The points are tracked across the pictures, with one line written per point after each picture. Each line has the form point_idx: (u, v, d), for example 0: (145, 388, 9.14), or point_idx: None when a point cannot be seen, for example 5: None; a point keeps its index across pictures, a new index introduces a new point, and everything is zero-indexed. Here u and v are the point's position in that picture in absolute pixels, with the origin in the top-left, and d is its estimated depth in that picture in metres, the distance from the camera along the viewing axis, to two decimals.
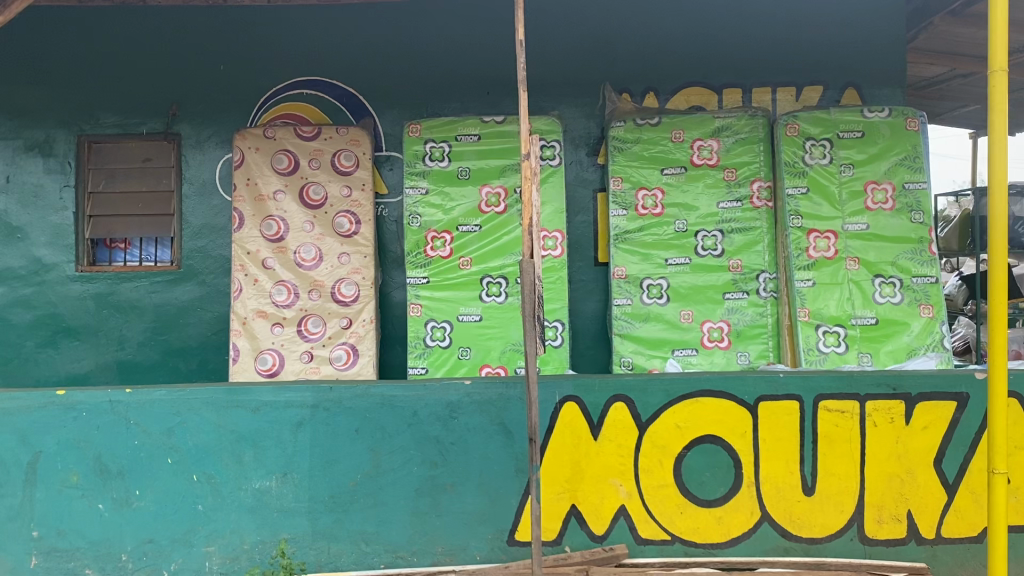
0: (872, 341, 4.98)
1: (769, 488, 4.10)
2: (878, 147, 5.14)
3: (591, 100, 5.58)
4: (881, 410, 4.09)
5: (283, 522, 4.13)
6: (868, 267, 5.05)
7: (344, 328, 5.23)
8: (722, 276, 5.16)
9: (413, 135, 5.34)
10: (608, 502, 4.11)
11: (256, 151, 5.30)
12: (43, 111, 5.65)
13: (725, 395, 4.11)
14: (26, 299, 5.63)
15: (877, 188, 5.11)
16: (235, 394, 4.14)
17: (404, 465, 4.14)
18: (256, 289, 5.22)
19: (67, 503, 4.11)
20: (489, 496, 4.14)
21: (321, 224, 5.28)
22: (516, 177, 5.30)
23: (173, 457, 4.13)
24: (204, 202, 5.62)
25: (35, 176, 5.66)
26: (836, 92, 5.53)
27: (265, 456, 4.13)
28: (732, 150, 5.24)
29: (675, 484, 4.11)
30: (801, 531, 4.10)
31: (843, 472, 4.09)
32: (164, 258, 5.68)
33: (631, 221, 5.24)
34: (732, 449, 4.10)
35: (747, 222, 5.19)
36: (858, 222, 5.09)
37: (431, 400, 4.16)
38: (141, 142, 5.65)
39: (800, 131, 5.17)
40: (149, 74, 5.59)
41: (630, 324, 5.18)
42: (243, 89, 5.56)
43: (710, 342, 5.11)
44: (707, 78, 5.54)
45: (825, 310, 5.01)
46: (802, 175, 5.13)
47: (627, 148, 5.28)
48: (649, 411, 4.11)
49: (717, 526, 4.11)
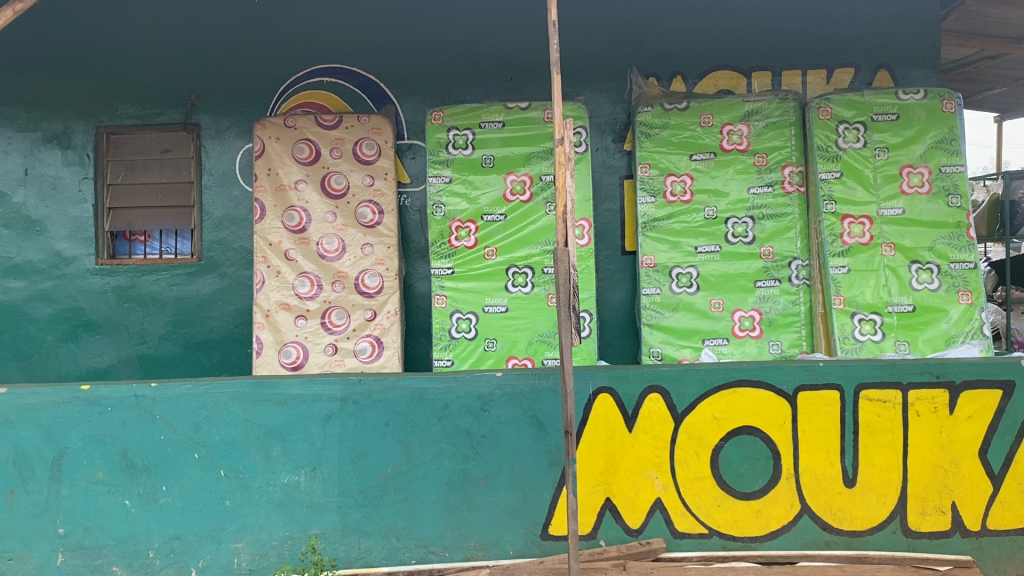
0: (909, 329, 4.87)
1: (809, 480, 4.00)
2: (913, 131, 5.02)
3: (618, 85, 5.47)
4: (924, 399, 3.99)
5: (313, 517, 4.05)
6: (904, 253, 4.93)
7: (368, 320, 5.15)
8: (753, 264, 5.05)
9: (436, 122, 5.23)
10: (644, 496, 4.01)
11: (277, 140, 5.22)
12: (61, 103, 5.58)
13: (763, 385, 4.01)
14: (46, 293, 5.56)
15: (913, 172, 4.99)
16: (262, 387, 4.07)
17: (435, 459, 4.06)
18: (279, 280, 5.14)
19: (93, 498, 4.04)
20: (522, 490, 4.05)
21: (344, 214, 5.19)
22: (541, 165, 5.20)
23: (201, 452, 4.06)
24: (224, 192, 5.54)
25: (54, 168, 5.60)
26: (868, 74, 5.39)
27: (293, 451, 4.06)
28: (763, 134, 5.11)
29: (712, 476, 4.01)
30: (841, 523, 4.00)
31: (886, 463, 3.99)
32: (185, 250, 5.60)
33: (659, 208, 5.13)
34: (770, 440, 4.00)
35: (779, 209, 5.07)
36: (893, 207, 4.97)
37: (461, 392, 4.08)
38: (160, 133, 5.58)
39: (833, 114, 5.05)
40: (167, 64, 5.50)
41: (659, 313, 5.08)
42: (263, 77, 5.48)
43: (741, 331, 5.01)
44: (736, 61, 5.41)
45: (861, 297, 4.90)
46: (835, 159, 5.01)
47: (655, 133, 5.17)
48: (685, 402, 4.01)
49: (756, 520, 4.00)
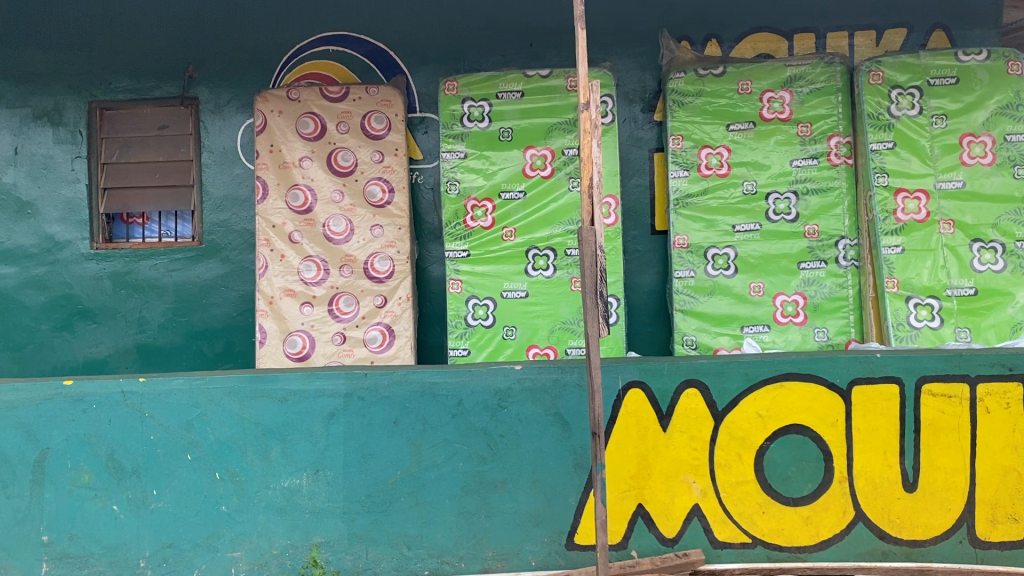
0: (970, 314, 4.42)
1: (865, 484, 3.59)
2: (974, 95, 4.55)
3: (647, 50, 5.03)
4: (995, 394, 3.55)
5: (316, 525, 3.70)
6: (964, 230, 4.48)
7: (378, 307, 4.77)
8: (797, 244, 4.63)
9: (449, 93, 4.82)
10: (680, 501, 3.62)
11: (279, 114, 4.83)
12: (51, 77, 5.24)
13: (812, 379, 3.60)
14: (39, 279, 5.25)
15: (974, 141, 4.53)
16: (259, 382, 3.72)
17: (449, 462, 3.69)
18: (283, 264, 4.79)
19: (78, 504, 3.73)
20: (544, 495, 3.67)
21: (352, 193, 4.81)
22: (563, 139, 4.78)
23: (193, 453, 3.72)
24: (225, 171, 5.17)
25: (45, 147, 5.27)
26: (922, 35, 4.90)
27: (294, 452, 3.71)
28: (807, 102, 4.67)
29: (757, 480, 3.61)
30: (900, 533, 3.59)
31: (951, 465, 3.57)
32: (185, 233, 5.26)
33: (693, 183, 4.71)
34: (821, 440, 3.60)
35: (824, 182, 4.64)
36: (952, 179, 4.51)
37: (477, 387, 3.70)
38: (156, 108, 5.22)
39: (885, 78, 4.59)
40: (163, 34, 5.14)
41: (693, 299, 4.68)
42: (264, 47, 5.10)
43: (784, 317, 4.60)
44: (776, 23, 4.95)
45: (917, 280, 4.45)
46: (887, 128, 4.55)
47: (688, 102, 4.75)
48: (726, 398, 3.61)
49: (806, 528, 3.60)
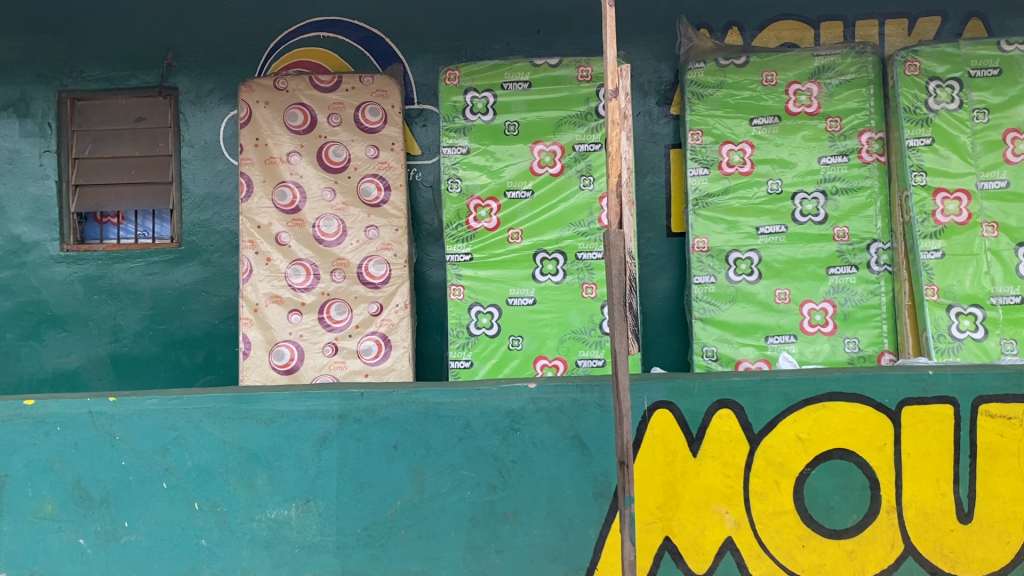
0: (1016, 325, 4.10)
1: (915, 514, 3.25)
2: (1018, 88, 4.23)
3: (664, 38, 4.65)
4: None
5: (306, 560, 3.32)
6: (1009, 234, 4.16)
7: (373, 315, 4.40)
8: (826, 248, 4.29)
9: (451, 82, 4.44)
10: (711, 534, 3.27)
11: (265, 105, 4.44)
12: (18, 65, 4.84)
13: (858, 399, 3.26)
14: (5, 284, 4.85)
15: (1019, 138, 4.21)
16: (244, 403, 3.36)
17: (455, 490, 3.32)
18: (269, 269, 4.41)
19: (40, 537, 3.36)
20: (560, 527, 3.30)
21: (344, 191, 4.43)
22: (574, 133, 4.41)
23: (169, 481, 3.34)
24: (207, 167, 4.78)
25: (10, 140, 4.87)
26: (957, 24, 4.55)
27: (282, 480, 3.34)
28: (836, 94, 4.32)
29: (796, 511, 3.26)
30: (953, 569, 3.24)
31: (1008, 493, 3.24)
32: (164, 233, 4.85)
33: (713, 181, 4.36)
34: (867, 466, 3.26)
35: (855, 181, 4.29)
36: (995, 179, 4.19)
37: (487, 407, 3.34)
38: (133, 99, 4.82)
39: (922, 69, 4.24)
40: (140, 19, 4.75)
41: (714, 306, 4.32)
42: (249, 33, 4.70)
43: (812, 327, 4.26)
44: (801, 10, 4.58)
45: (958, 287, 4.13)
46: (925, 122, 4.21)
47: (709, 94, 4.39)
48: (762, 420, 3.26)
49: (850, 563, 3.25)
